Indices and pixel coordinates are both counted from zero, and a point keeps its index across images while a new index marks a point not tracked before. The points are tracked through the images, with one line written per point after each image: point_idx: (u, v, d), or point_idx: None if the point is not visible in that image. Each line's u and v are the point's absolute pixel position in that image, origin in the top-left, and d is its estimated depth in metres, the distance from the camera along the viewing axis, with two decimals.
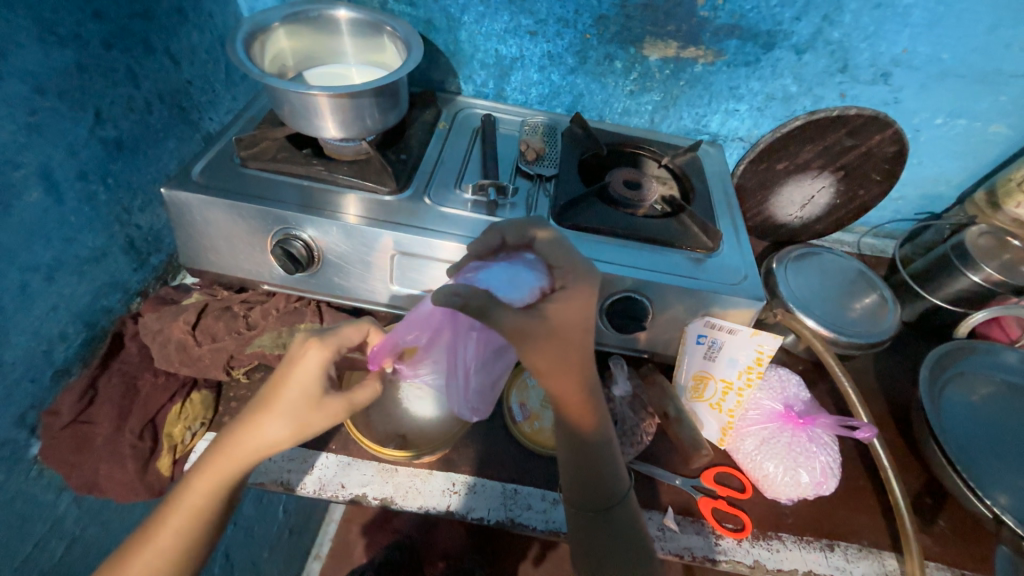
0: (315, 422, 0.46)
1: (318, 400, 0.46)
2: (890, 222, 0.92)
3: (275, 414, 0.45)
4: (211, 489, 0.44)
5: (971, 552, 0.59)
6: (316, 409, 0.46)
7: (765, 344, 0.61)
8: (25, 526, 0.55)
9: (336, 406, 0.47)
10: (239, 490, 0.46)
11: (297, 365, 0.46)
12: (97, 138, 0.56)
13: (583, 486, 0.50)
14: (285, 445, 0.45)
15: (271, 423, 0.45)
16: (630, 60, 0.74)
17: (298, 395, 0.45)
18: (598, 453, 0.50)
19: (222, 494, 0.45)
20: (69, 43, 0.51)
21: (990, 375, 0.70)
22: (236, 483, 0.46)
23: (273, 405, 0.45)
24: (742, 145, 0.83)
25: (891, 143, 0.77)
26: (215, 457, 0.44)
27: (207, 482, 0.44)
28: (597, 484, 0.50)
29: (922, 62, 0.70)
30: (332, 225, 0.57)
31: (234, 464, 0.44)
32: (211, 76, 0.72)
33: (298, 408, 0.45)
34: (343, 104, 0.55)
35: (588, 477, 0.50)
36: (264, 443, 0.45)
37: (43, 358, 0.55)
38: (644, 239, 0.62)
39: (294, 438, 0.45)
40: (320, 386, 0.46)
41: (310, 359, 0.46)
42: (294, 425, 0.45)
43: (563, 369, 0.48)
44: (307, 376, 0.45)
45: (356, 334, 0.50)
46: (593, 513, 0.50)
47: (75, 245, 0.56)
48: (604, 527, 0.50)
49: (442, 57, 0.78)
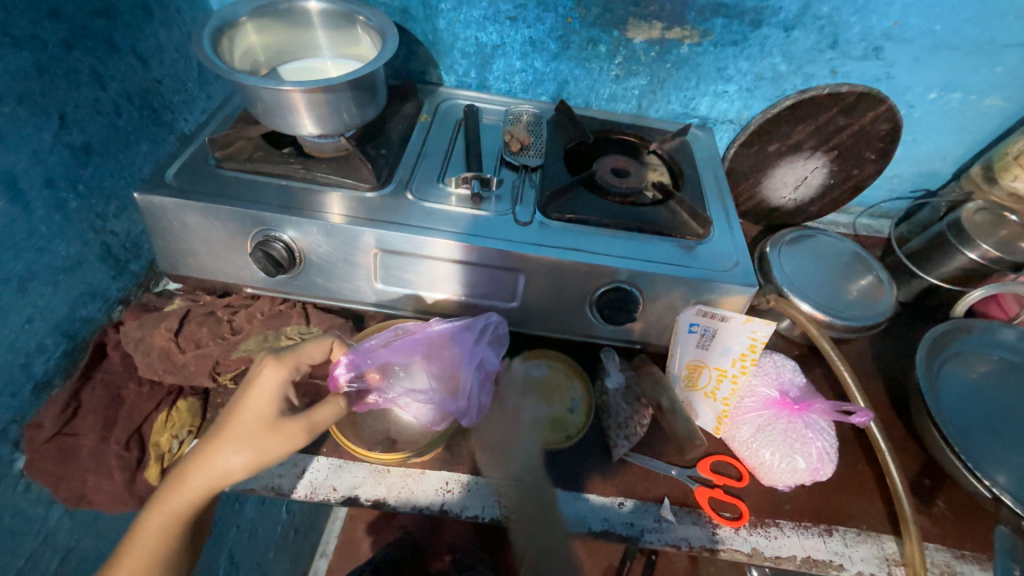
0: (270, 446, 0.47)
1: (273, 422, 0.48)
2: (886, 201, 0.90)
3: (229, 441, 0.47)
4: (164, 525, 0.46)
5: (971, 531, 0.59)
6: (271, 432, 0.47)
7: (758, 331, 0.60)
8: (17, 541, 0.54)
9: (293, 427, 0.48)
10: (197, 522, 0.48)
11: (254, 388, 0.49)
12: (64, 144, 0.55)
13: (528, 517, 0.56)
14: (237, 475, 0.47)
15: (227, 448, 0.47)
16: (614, 43, 0.72)
17: (253, 418, 0.48)
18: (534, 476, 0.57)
19: (178, 528, 0.47)
20: (25, 44, 0.49)
21: (988, 353, 0.69)
22: (191, 516, 0.47)
23: (229, 431, 0.47)
24: (732, 127, 0.81)
25: (884, 120, 0.76)
26: (169, 491, 0.46)
27: (161, 517, 0.46)
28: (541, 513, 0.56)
29: (915, 35, 0.68)
30: (312, 225, 0.56)
31: (189, 497, 0.46)
32: (183, 75, 0.70)
33: (253, 432, 0.47)
34: (317, 98, 0.54)
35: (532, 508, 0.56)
36: (217, 472, 0.46)
37: (22, 372, 0.54)
38: (633, 228, 0.60)
39: (248, 466, 0.47)
40: (276, 408, 0.49)
41: (266, 380, 0.49)
42: (247, 451, 0.47)
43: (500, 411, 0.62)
44: (263, 398, 0.48)
45: (317, 352, 0.54)
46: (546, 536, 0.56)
47: (48, 255, 0.55)
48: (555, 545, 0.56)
49: (421, 47, 0.75)
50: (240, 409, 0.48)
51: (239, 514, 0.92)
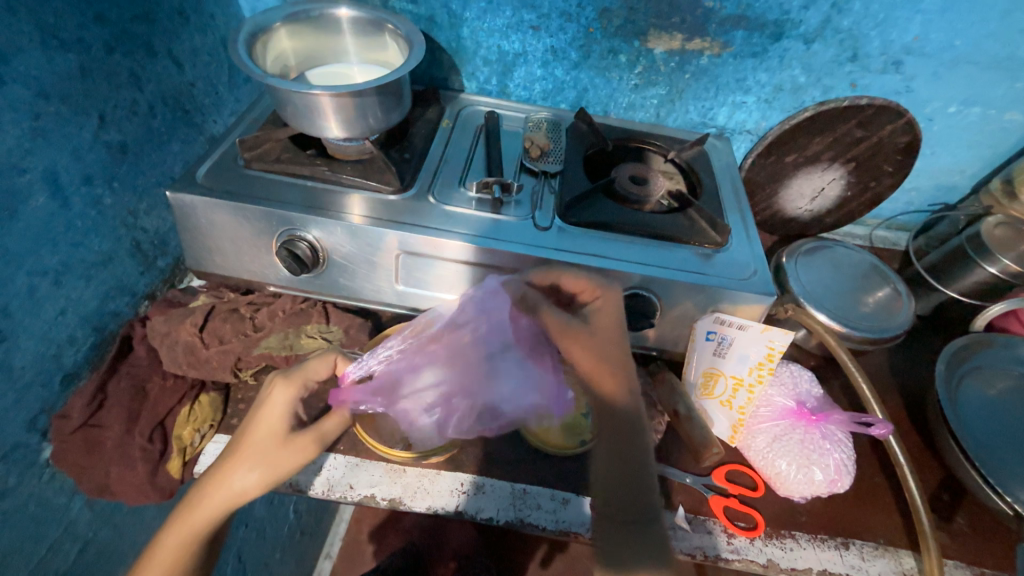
0: (282, 462, 0.49)
1: (283, 438, 0.50)
2: (903, 214, 0.90)
3: (242, 460, 0.48)
4: (183, 544, 0.48)
5: (991, 550, 0.58)
6: (283, 447, 0.49)
7: (776, 340, 0.60)
8: (39, 530, 0.55)
9: (304, 441, 0.50)
10: (214, 539, 0.50)
11: (266, 407, 0.51)
12: (102, 142, 0.56)
13: (620, 494, 0.49)
14: (253, 492, 0.48)
15: (239, 467, 0.48)
16: (634, 53, 0.73)
17: (264, 436, 0.50)
18: (633, 455, 0.50)
19: (194, 547, 0.48)
20: (71, 47, 0.51)
21: (1009, 369, 0.68)
22: (207, 534, 0.49)
23: (241, 450, 0.49)
24: (749, 137, 0.82)
25: (903, 133, 0.76)
26: (185, 512, 0.48)
27: (179, 536, 0.48)
28: (633, 489, 0.49)
29: (935, 50, 0.68)
30: (337, 226, 0.57)
31: (205, 517, 0.48)
32: (214, 78, 0.72)
33: (265, 449, 0.49)
34: (346, 103, 0.55)
35: (623, 481, 0.49)
36: (234, 491, 0.48)
37: (53, 362, 0.55)
38: (652, 235, 0.61)
39: (263, 483, 0.49)
40: (285, 426, 0.50)
41: (276, 399, 0.51)
42: (261, 468, 0.48)
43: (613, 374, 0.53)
44: (273, 417, 0.50)
45: (323, 367, 0.54)
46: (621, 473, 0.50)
47: (82, 249, 0.56)
48: (635, 540, 0.46)
49: (444, 55, 0.77)
50: (252, 430, 0.50)
51: (247, 512, 0.93)
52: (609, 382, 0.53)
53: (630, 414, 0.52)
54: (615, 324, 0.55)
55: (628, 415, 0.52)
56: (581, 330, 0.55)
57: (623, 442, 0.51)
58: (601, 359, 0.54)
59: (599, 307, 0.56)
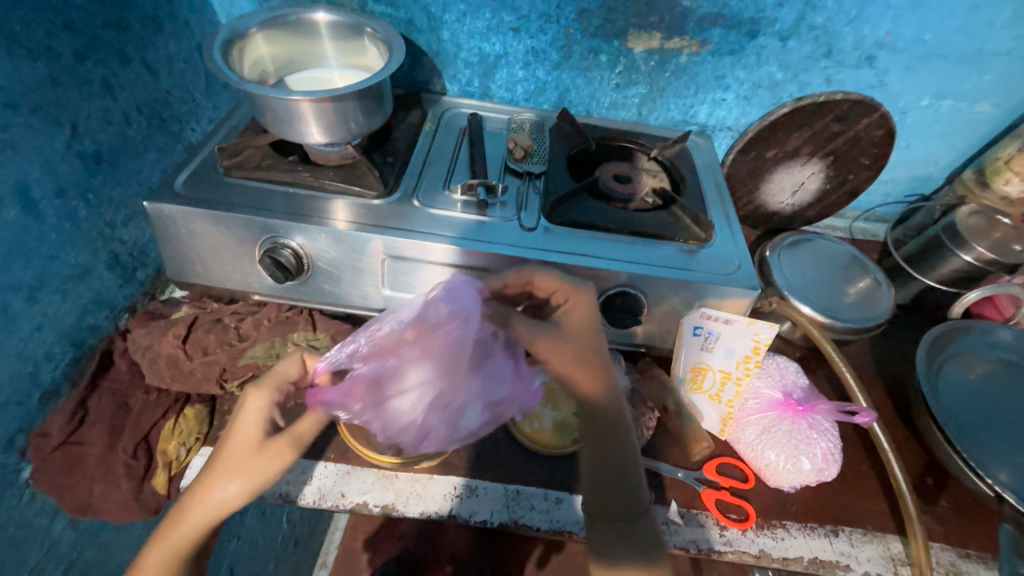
0: (261, 469, 0.48)
1: (258, 445, 0.49)
2: (881, 205, 0.92)
3: (221, 471, 0.48)
4: (165, 562, 0.47)
5: (974, 531, 0.60)
6: (258, 455, 0.48)
7: (762, 332, 0.60)
8: (20, 552, 0.54)
9: (279, 446, 0.49)
10: (200, 556, 0.49)
11: (241, 415, 0.50)
12: (75, 153, 0.55)
13: (608, 494, 0.48)
14: (234, 502, 0.48)
15: (218, 478, 0.47)
16: (614, 53, 0.74)
17: (241, 445, 0.49)
18: (621, 455, 0.50)
19: (177, 565, 0.47)
20: (39, 56, 0.50)
21: (986, 353, 0.70)
22: (193, 550, 0.48)
23: (220, 461, 0.48)
24: (730, 134, 0.83)
25: (878, 127, 0.77)
26: (168, 528, 0.47)
27: (163, 554, 0.47)
28: (621, 487, 0.49)
29: (906, 44, 0.70)
30: (320, 232, 0.57)
31: (188, 532, 0.47)
32: (191, 85, 0.71)
33: (243, 457, 0.48)
34: (326, 107, 0.55)
35: (609, 481, 0.49)
36: (216, 503, 0.47)
37: (30, 380, 0.54)
38: (637, 233, 0.61)
39: (245, 493, 0.48)
40: (260, 432, 0.50)
41: (251, 405, 0.51)
42: (241, 477, 0.48)
43: (590, 372, 0.52)
44: (248, 423, 0.50)
45: (293, 368, 0.54)
46: (609, 474, 0.49)
47: (58, 262, 0.55)
48: (626, 537, 0.47)
49: (425, 57, 0.77)
50: (228, 438, 0.50)
51: (238, 524, 0.91)
52: (588, 381, 0.52)
53: (616, 409, 0.51)
54: (586, 326, 0.54)
55: (610, 414, 0.51)
56: (554, 337, 0.53)
57: (607, 437, 0.51)
58: (579, 362, 0.53)
59: (568, 308, 0.54)
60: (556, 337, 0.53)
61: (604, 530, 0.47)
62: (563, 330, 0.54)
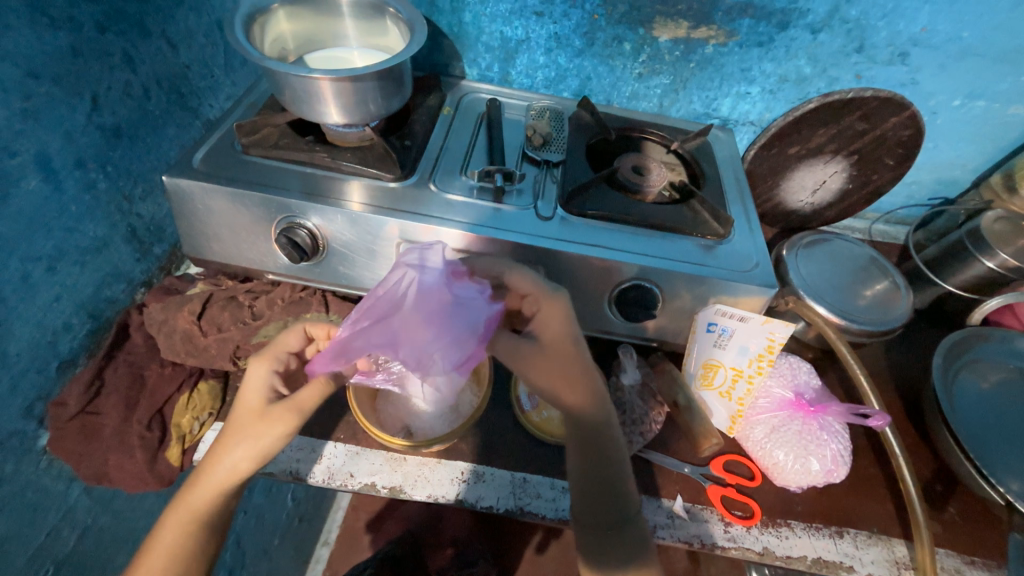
0: (263, 434, 0.48)
1: (263, 409, 0.49)
2: (902, 207, 0.90)
3: (229, 436, 0.48)
4: (179, 529, 0.47)
5: (981, 538, 0.59)
6: (261, 418, 0.48)
7: (777, 332, 0.60)
8: (37, 516, 0.55)
9: (279, 411, 0.48)
10: (215, 524, 0.48)
11: (245, 385, 0.51)
12: (95, 125, 0.55)
13: (591, 503, 0.50)
14: (241, 467, 0.48)
15: (225, 444, 0.48)
16: (639, 41, 0.72)
17: (245, 411, 0.50)
18: (608, 468, 0.50)
19: (191, 532, 0.47)
20: (62, 25, 0.50)
21: (1003, 362, 0.69)
22: (209, 516, 0.48)
23: (228, 427, 0.49)
24: (752, 129, 0.81)
25: (906, 127, 0.75)
26: (185, 492, 0.48)
27: (178, 519, 0.47)
28: (606, 496, 0.50)
29: (942, 41, 0.68)
30: (336, 213, 0.56)
31: (205, 495, 0.48)
32: (210, 61, 0.70)
33: (248, 422, 0.49)
34: (346, 87, 0.54)
35: (597, 489, 0.50)
36: (226, 468, 0.48)
37: (49, 349, 0.55)
38: (655, 226, 0.61)
39: (251, 456, 0.48)
40: (262, 399, 0.50)
41: (253, 375, 0.52)
42: (245, 441, 0.48)
43: (575, 382, 0.48)
44: (252, 391, 0.51)
45: (294, 339, 0.53)
46: (597, 484, 0.50)
47: (77, 234, 0.55)
48: (614, 541, 0.49)
49: (445, 40, 0.76)
50: (235, 406, 0.51)
51: (246, 499, 0.93)
52: (572, 396, 0.48)
53: (597, 427, 0.49)
54: (566, 333, 0.48)
55: (596, 429, 0.49)
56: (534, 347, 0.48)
57: (590, 446, 0.50)
58: (564, 372, 0.48)
59: (543, 318, 0.48)
60: (537, 349, 0.48)
61: (594, 536, 0.50)
62: (543, 340, 0.48)
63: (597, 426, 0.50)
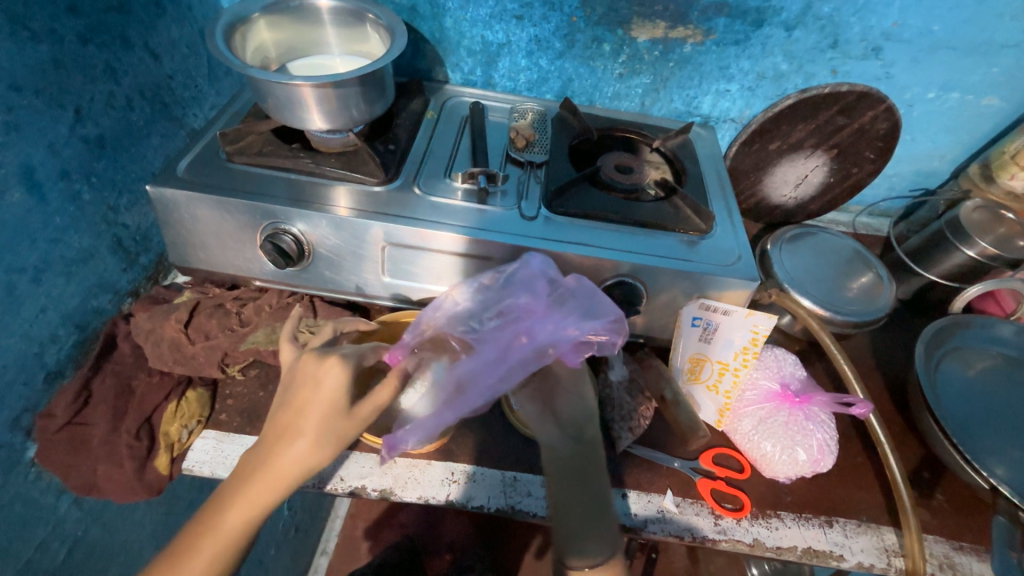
0: (347, 434, 0.46)
1: (352, 411, 0.46)
2: (885, 200, 0.92)
3: (313, 438, 0.44)
4: (245, 526, 0.43)
5: (968, 524, 0.60)
6: (353, 420, 0.46)
7: (760, 324, 0.60)
8: (26, 528, 0.55)
9: (370, 412, 0.47)
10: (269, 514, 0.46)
11: (320, 385, 0.45)
12: (79, 136, 0.56)
13: (572, 488, 0.49)
14: (322, 466, 0.45)
15: (308, 447, 0.44)
16: (618, 42, 0.73)
17: (328, 413, 0.45)
18: (591, 455, 0.51)
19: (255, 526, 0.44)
20: (43, 38, 0.50)
21: (986, 349, 0.70)
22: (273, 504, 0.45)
23: (305, 429, 0.44)
24: (733, 126, 0.82)
25: (884, 120, 0.77)
26: (248, 488, 0.43)
27: (244, 517, 0.43)
28: (586, 482, 0.49)
29: (913, 35, 0.69)
30: (321, 219, 0.57)
31: (271, 489, 0.44)
32: (193, 71, 0.71)
33: (335, 424, 0.45)
34: (328, 93, 0.55)
35: (577, 473, 0.50)
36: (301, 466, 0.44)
37: (35, 361, 0.55)
38: (637, 223, 0.61)
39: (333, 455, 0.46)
40: (348, 398, 0.46)
41: (332, 377, 0.46)
42: (332, 442, 0.45)
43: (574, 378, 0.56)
44: (335, 393, 0.45)
45: (367, 350, 0.52)
46: (578, 469, 0.50)
47: (62, 245, 0.56)
48: (587, 529, 0.48)
49: (427, 46, 0.77)
50: (309, 401, 0.45)
51: None
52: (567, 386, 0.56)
53: (585, 415, 0.53)
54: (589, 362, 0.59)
55: (584, 415, 0.53)
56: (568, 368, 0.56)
57: (575, 430, 0.52)
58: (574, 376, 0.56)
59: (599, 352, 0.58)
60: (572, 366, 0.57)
61: (570, 523, 0.48)
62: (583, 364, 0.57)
63: (586, 412, 0.53)
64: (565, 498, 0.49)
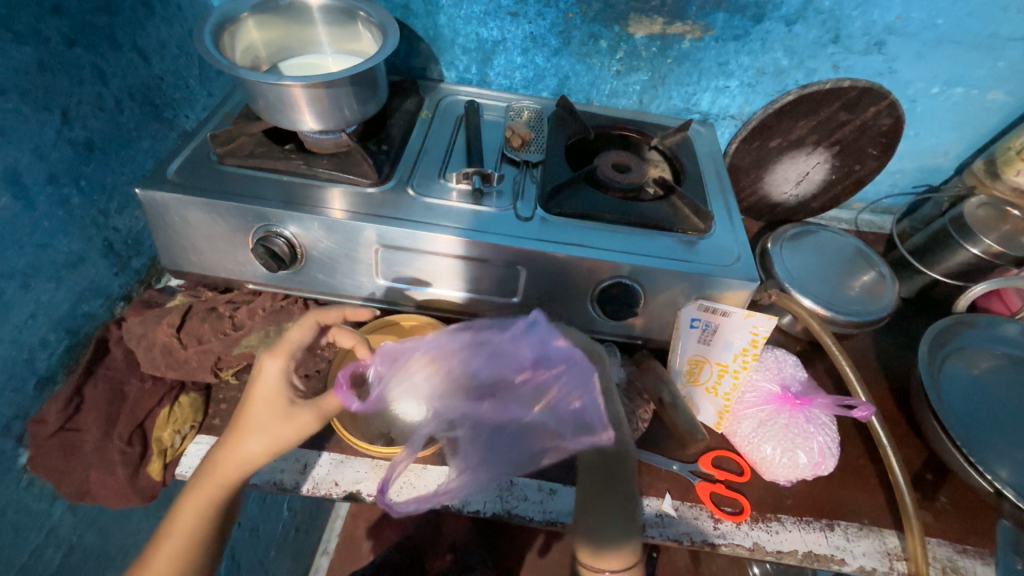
0: (283, 434, 0.48)
1: (284, 408, 0.48)
2: (888, 197, 0.90)
3: (248, 430, 0.47)
4: (196, 521, 0.46)
5: (972, 526, 0.59)
6: (284, 419, 0.48)
7: (760, 325, 0.60)
8: (19, 535, 0.54)
9: (304, 416, 0.48)
10: (230, 509, 0.48)
11: (256, 379, 0.49)
12: (66, 139, 0.55)
13: (598, 494, 0.50)
14: (258, 460, 0.47)
15: (247, 440, 0.47)
16: (615, 38, 0.72)
17: (262, 406, 0.48)
18: (620, 464, 0.52)
19: (209, 521, 0.46)
20: (27, 40, 0.49)
21: (991, 348, 0.69)
22: (223, 503, 0.47)
23: (245, 422, 0.47)
24: (733, 123, 0.81)
25: (886, 116, 0.75)
26: (198, 480, 0.47)
27: (195, 510, 0.46)
28: (611, 490, 0.50)
29: (917, 29, 0.68)
30: (314, 221, 0.56)
31: (217, 485, 0.47)
32: (184, 71, 0.70)
33: (265, 420, 0.47)
34: (319, 94, 0.54)
35: (603, 481, 0.51)
36: (242, 460, 0.47)
37: (25, 367, 0.54)
38: (635, 223, 0.60)
39: (270, 451, 0.47)
40: (285, 394, 0.49)
41: (267, 371, 0.49)
42: (263, 436, 0.47)
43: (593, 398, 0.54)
44: (268, 386, 0.49)
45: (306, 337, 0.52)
46: (606, 477, 0.51)
47: (51, 250, 0.55)
48: (607, 533, 0.49)
49: (422, 43, 0.76)
50: (251, 395, 0.49)
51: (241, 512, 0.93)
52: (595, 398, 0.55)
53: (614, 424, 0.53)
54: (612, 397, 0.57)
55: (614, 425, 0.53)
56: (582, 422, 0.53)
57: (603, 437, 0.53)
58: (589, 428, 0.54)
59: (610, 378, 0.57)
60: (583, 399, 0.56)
61: (592, 525, 0.49)
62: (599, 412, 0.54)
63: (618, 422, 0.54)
64: (592, 501, 0.50)
